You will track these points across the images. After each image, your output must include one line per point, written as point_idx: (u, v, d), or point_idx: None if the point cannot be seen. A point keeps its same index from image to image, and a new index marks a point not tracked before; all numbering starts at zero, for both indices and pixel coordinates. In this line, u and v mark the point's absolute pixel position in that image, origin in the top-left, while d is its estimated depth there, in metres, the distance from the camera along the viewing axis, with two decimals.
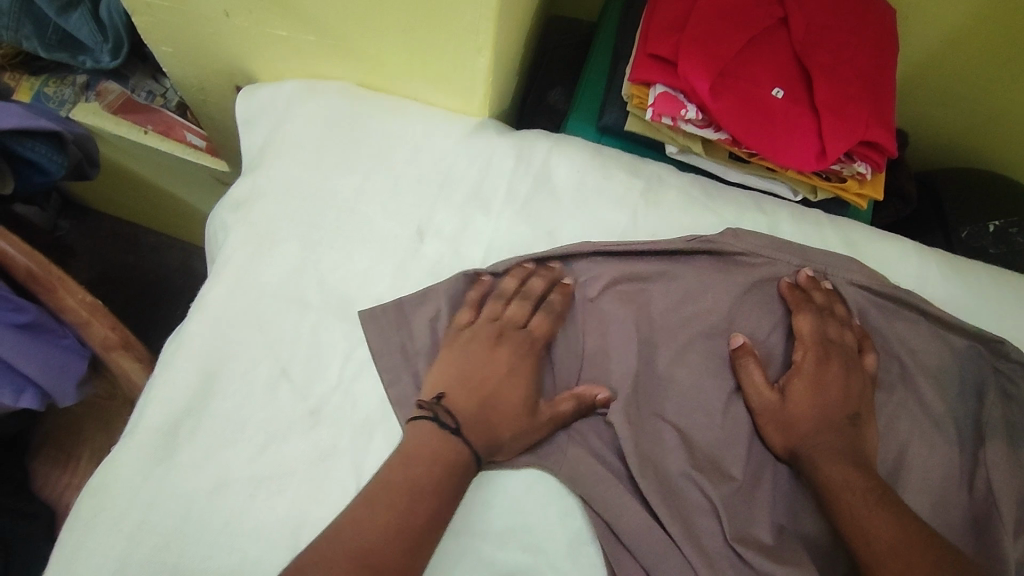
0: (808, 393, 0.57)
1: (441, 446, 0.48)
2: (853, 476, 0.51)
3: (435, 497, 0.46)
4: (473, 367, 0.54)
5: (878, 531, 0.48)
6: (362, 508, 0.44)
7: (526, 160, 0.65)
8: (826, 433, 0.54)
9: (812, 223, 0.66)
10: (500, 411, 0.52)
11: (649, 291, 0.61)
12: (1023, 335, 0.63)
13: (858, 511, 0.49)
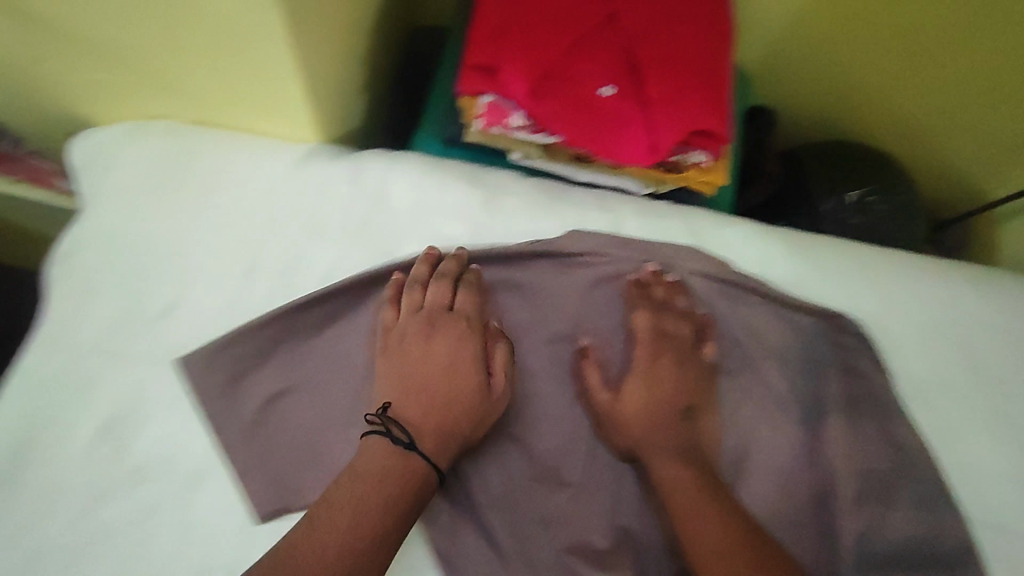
0: (642, 392, 0.57)
1: (378, 490, 0.47)
2: (687, 475, 0.52)
3: (388, 506, 0.46)
4: (405, 363, 0.55)
5: (702, 534, 0.49)
6: (307, 531, 0.45)
7: (361, 182, 0.64)
8: (660, 431, 0.55)
9: (655, 215, 0.67)
10: (448, 402, 0.53)
11: (484, 304, 0.60)
12: (862, 306, 0.65)
13: (685, 512, 0.50)
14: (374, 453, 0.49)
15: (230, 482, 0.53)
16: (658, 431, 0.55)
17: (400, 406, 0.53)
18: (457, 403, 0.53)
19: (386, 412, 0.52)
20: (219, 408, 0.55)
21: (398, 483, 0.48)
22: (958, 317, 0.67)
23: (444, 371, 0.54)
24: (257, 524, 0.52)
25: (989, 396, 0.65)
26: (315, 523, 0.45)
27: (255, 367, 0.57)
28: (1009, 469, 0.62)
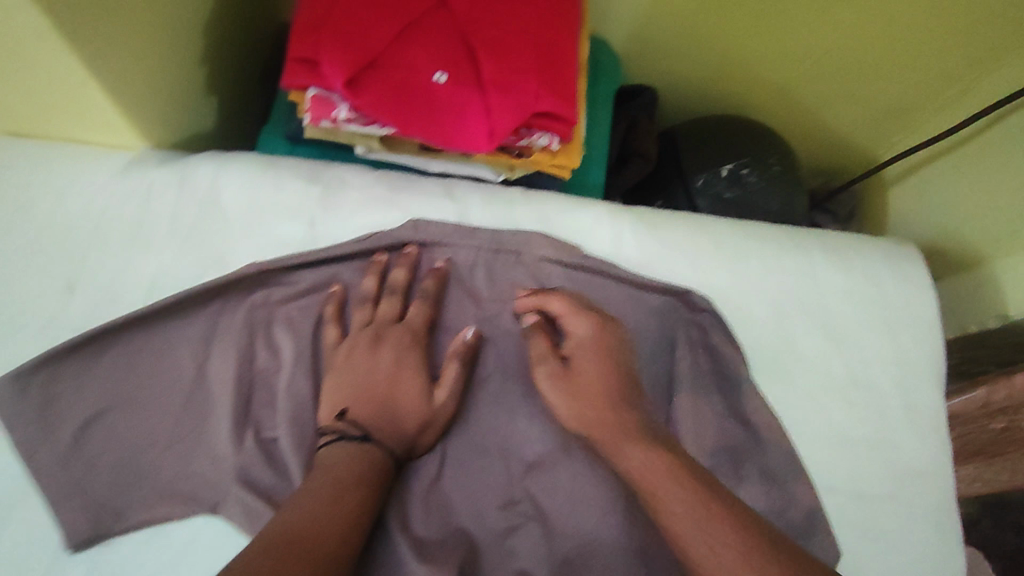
0: (561, 391, 0.56)
1: (335, 507, 0.45)
2: (643, 468, 0.49)
3: (359, 487, 0.47)
4: (361, 373, 0.54)
5: (681, 523, 0.45)
6: (294, 507, 0.44)
7: (189, 186, 0.62)
8: (599, 420, 0.53)
9: (503, 202, 0.66)
10: (412, 401, 0.54)
11: (323, 303, 0.59)
12: (714, 282, 0.66)
13: (667, 496, 0.46)
14: (317, 482, 0.47)
15: (46, 510, 0.51)
16: (604, 413, 0.53)
17: (354, 413, 0.53)
18: (393, 404, 0.54)
19: (344, 419, 0.52)
20: (30, 433, 0.51)
21: (353, 514, 0.45)
22: (816, 285, 0.67)
23: (389, 377, 0.54)
24: (72, 553, 0.50)
25: (844, 362, 0.65)
26: (320, 495, 0.45)
27: (74, 387, 0.53)
28: (861, 432, 0.63)
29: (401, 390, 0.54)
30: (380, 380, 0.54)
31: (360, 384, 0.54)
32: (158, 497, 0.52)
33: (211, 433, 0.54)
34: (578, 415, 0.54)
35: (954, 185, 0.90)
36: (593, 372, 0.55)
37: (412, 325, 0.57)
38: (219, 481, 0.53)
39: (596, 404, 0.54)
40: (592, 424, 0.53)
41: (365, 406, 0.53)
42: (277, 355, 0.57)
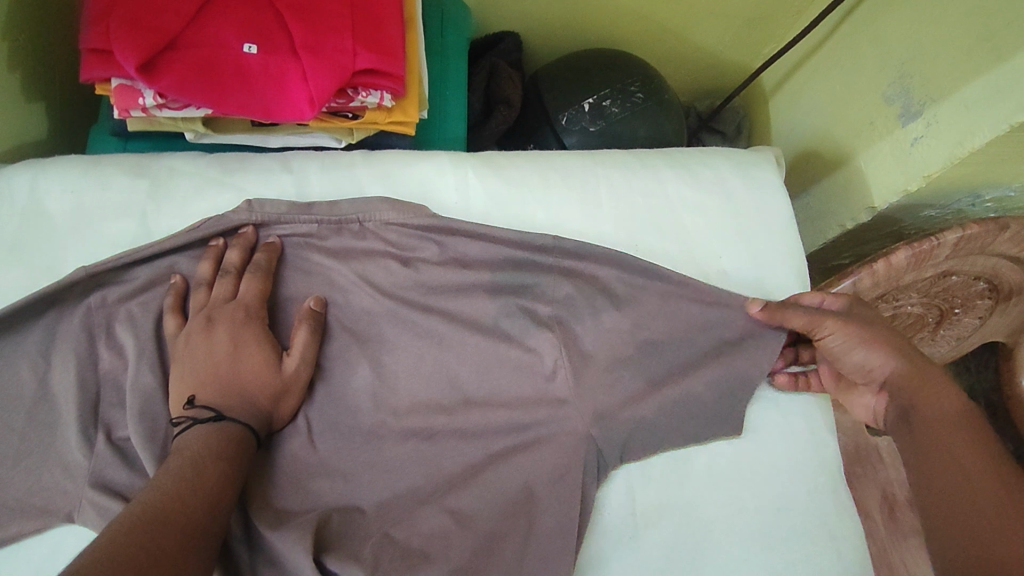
0: (858, 345, 0.58)
1: (195, 479, 0.46)
2: (932, 400, 0.56)
3: (219, 458, 0.48)
4: (201, 356, 0.54)
5: (959, 451, 0.52)
6: (152, 488, 0.44)
7: (7, 197, 0.59)
8: (913, 378, 0.57)
9: (344, 167, 0.65)
10: (257, 374, 0.54)
11: (164, 295, 0.59)
12: (566, 217, 0.66)
13: (941, 428, 0.54)
14: (171, 464, 0.47)
15: None
16: (913, 364, 0.58)
17: (201, 397, 0.52)
18: (239, 379, 0.54)
19: (194, 405, 0.52)
20: None
21: (205, 478, 0.46)
22: (669, 204, 0.68)
23: (229, 355, 0.54)
24: None
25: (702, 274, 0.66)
26: (178, 473, 0.46)
27: None
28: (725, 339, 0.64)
29: (247, 369, 0.54)
30: (224, 361, 0.54)
31: (202, 367, 0.53)
32: (9, 513, 0.51)
33: (57, 443, 0.53)
34: (886, 360, 0.58)
35: (819, 89, 0.91)
36: (883, 327, 0.60)
37: (252, 305, 0.57)
38: (70, 490, 0.52)
39: (891, 351, 0.58)
40: (902, 367, 0.58)
41: (211, 388, 0.53)
42: (118, 357, 0.57)
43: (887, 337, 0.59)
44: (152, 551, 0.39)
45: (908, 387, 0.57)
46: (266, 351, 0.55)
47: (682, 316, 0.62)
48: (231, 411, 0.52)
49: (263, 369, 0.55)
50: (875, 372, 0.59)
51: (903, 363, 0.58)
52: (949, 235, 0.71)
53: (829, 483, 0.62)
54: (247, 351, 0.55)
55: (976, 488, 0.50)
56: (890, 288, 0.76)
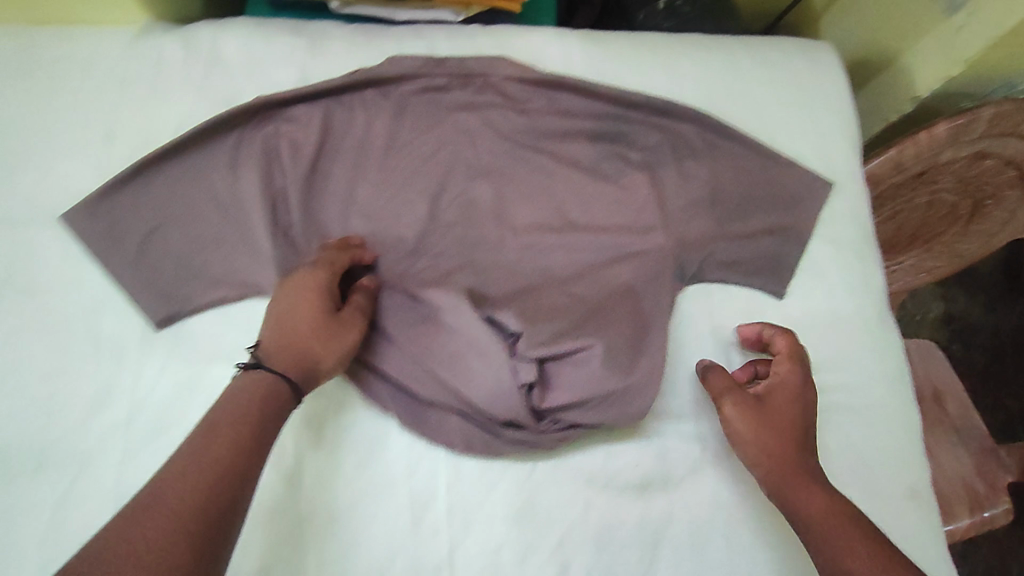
0: (761, 431, 0.60)
1: (225, 442, 0.48)
2: (809, 504, 0.55)
3: (247, 420, 0.50)
4: (282, 308, 0.58)
5: (849, 547, 0.52)
6: (190, 445, 0.48)
7: (195, 47, 0.72)
8: (795, 480, 0.57)
9: (466, 36, 0.76)
10: (320, 340, 0.57)
11: (314, 129, 0.70)
12: (652, 80, 0.77)
13: (820, 528, 0.54)
14: (193, 430, 0.49)
15: (128, 305, 0.64)
16: (788, 467, 0.58)
17: (266, 344, 0.56)
18: (302, 342, 0.56)
19: (258, 351, 0.56)
20: (104, 247, 0.65)
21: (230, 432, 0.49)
22: (741, 78, 0.78)
23: (299, 317, 0.57)
24: (156, 331, 0.64)
25: (769, 134, 0.77)
26: (208, 435, 0.48)
27: (127, 210, 0.66)
28: (791, 186, 0.74)
29: (306, 328, 0.56)
30: (296, 315, 0.57)
31: (277, 321, 0.57)
32: (214, 285, 0.65)
33: (246, 236, 0.66)
34: (761, 454, 0.59)
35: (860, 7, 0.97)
36: (790, 439, 0.59)
37: (326, 287, 0.59)
38: (259, 269, 0.65)
39: (782, 456, 0.59)
40: (779, 471, 0.58)
41: (274, 337, 0.56)
42: (285, 175, 0.68)
43: (763, 439, 0.60)
44: (182, 515, 0.43)
45: (779, 488, 0.58)
46: (324, 317, 0.57)
47: (750, 171, 0.74)
48: (276, 359, 0.55)
49: (314, 334, 0.56)
50: (758, 462, 0.60)
51: (778, 461, 0.58)
52: (985, 110, 0.81)
53: (877, 312, 0.73)
54: (304, 312, 0.57)
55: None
56: (929, 164, 0.87)
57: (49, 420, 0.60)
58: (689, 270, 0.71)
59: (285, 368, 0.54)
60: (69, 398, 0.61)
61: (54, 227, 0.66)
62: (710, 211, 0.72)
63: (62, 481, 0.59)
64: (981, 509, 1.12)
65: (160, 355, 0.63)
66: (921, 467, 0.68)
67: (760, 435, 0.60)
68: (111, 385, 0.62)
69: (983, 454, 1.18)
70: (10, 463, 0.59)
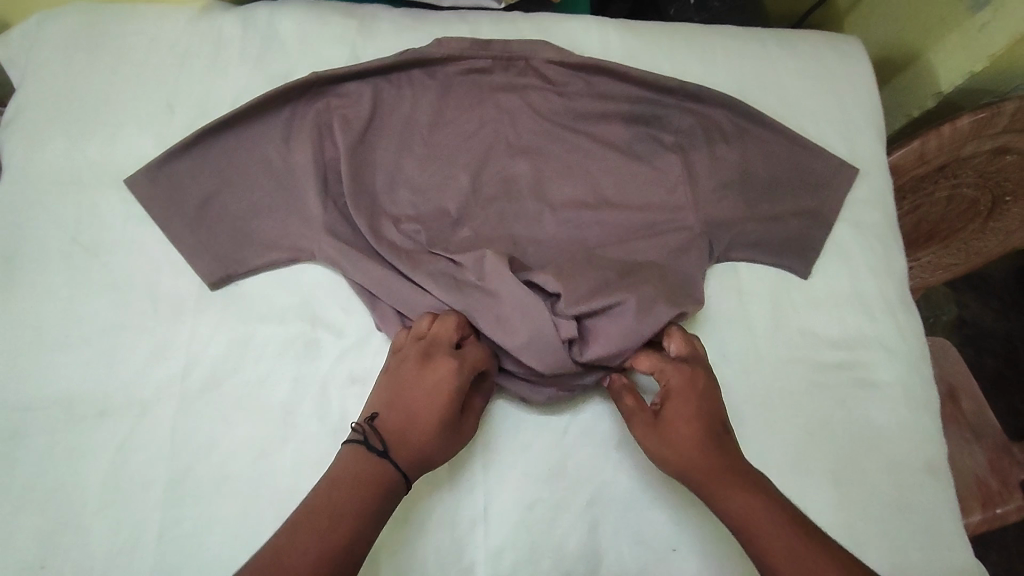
0: (654, 439, 0.58)
1: (354, 489, 0.53)
2: (728, 496, 0.54)
3: (374, 470, 0.54)
4: (406, 388, 0.59)
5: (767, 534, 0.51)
6: (326, 485, 0.53)
7: (253, 27, 0.76)
8: (712, 473, 0.55)
9: (509, 22, 0.80)
10: (439, 428, 0.57)
11: (367, 104, 0.73)
12: (685, 69, 0.80)
13: (733, 508, 0.54)
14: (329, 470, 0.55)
15: (186, 265, 0.67)
16: (706, 463, 0.56)
17: (384, 420, 0.58)
18: (424, 423, 0.57)
19: (372, 424, 0.58)
20: (164, 210, 0.68)
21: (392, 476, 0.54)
22: (771, 68, 0.82)
23: (426, 399, 0.58)
24: (212, 291, 0.67)
25: (797, 122, 0.80)
26: (335, 481, 0.53)
27: (185, 176, 0.69)
28: (817, 171, 0.77)
29: (422, 421, 0.57)
30: (415, 410, 0.57)
31: (399, 403, 0.58)
32: (267, 249, 0.68)
33: (297, 203, 0.69)
34: (684, 462, 0.56)
35: (890, 6, 1.01)
36: (699, 432, 0.57)
37: (456, 379, 0.58)
38: (309, 235, 0.68)
39: (695, 451, 0.56)
40: (696, 469, 0.56)
41: (397, 416, 0.57)
42: (335, 148, 0.72)
43: (683, 450, 0.56)
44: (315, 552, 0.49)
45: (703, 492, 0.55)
46: (450, 405, 0.58)
47: (779, 156, 0.76)
48: (396, 455, 0.55)
49: (438, 421, 0.57)
50: (683, 474, 0.57)
51: (703, 468, 0.55)
52: (1007, 105, 0.84)
53: (899, 295, 0.75)
54: (430, 391, 0.58)
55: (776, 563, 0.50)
56: (951, 157, 0.89)
57: (107, 370, 0.63)
58: (721, 249, 0.73)
59: (402, 464, 0.55)
60: (127, 350, 0.64)
61: (118, 190, 0.69)
62: (740, 193, 0.75)
63: (120, 429, 0.61)
64: (995, 506, 1.12)
65: (215, 313, 0.66)
66: (941, 443, 0.70)
67: (673, 450, 0.57)
68: (167, 340, 0.64)
69: (997, 450, 1.18)
70: (70, 409, 0.61)
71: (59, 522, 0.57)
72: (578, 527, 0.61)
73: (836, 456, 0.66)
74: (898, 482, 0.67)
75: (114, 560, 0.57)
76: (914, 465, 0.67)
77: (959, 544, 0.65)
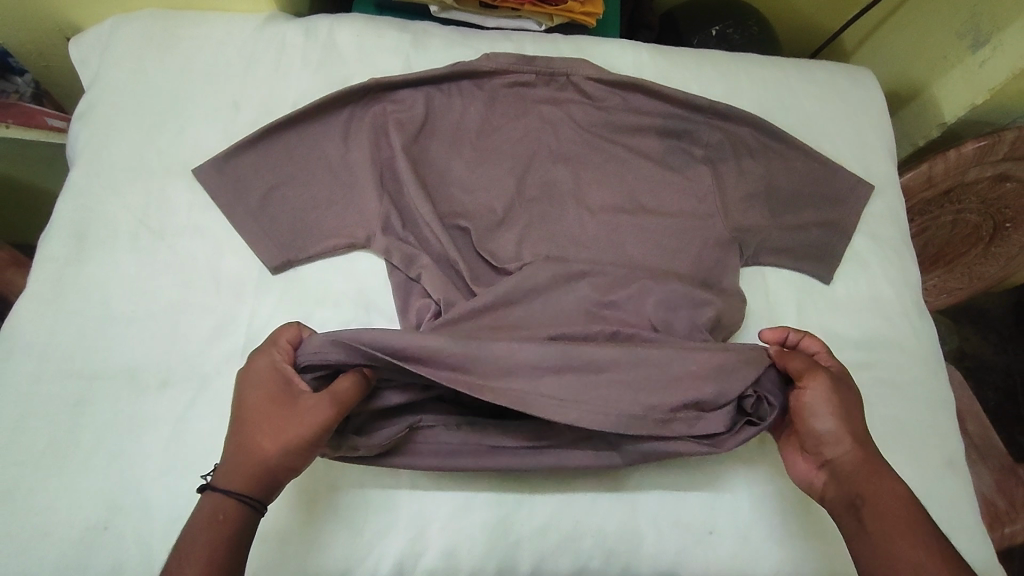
0: (838, 423, 0.58)
1: (225, 527, 0.51)
2: (885, 508, 0.54)
3: (242, 519, 0.52)
4: (245, 403, 0.55)
5: (907, 516, 0.54)
6: (200, 521, 0.51)
7: (314, 35, 0.82)
8: (869, 466, 0.56)
9: (550, 42, 0.86)
10: (290, 427, 0.54)
11: (421, 110, 0.78)
12: (711, 89, 0.86)
13: (881, 500, 0.55)
14: (198, 513, 0.52)
15: (246, 250, 0.71)
16: (866, 457, 0.57)
17: (231, 454, 0.54)
18: (278, 425, 0.54)
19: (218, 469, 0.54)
20: (228, 199, 0.72)
21: (237, 506, 0.52)
22: (792, 93, 0.88)
23: (273, 401, 0.55)
24: (272, 276, 0.70)
25: (815, 140, 0.85)
26: (205, 522, 0.51)
27: (249, 169, 0.73)
28: (837, 184, 0.82)
29: (256, 438, 0.54)
30: (248, 420, 0.55)
31: (249, 416, 0.55)
32: (322, 237, 0.71)
33: (353, 196, 0.73)
34: (841, 446, 0.58)
35: (895, 45, 1.09)
36: (862, 421, 0.59)
37: (274, 380, 0.56)
38: (363, 225, 0.72)
39: (858, 437, 0.58)
40: (850, 458, 0.57)
41: (233, 448, 0.54)
42: (390, 146, 0.76)
43: (847, 424, 0.58)
44: None
45: (852, 467, 0.57)
46: (277, 401, 0.55)
47: (800, 171, 0.82)
48: (233, 475, 0.53)
49: (279, 425, 0.54)
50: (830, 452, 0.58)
51: (853, 439, 0.57)
52: (1008, 134, 0.90)
53: (914, 302, 0.79)
54: (256, 398, 0.55)
55: (896, 551, 0.52)
56: (956, 182, 0.96)
57: (171, 346, 0.66)
58: (748, 255, 0.77)
59: (242, 490, 0.53)
60: (189, 328, 0.66)
61: (185, 178, 0.73)
62: (765, 203, 0.80)
63: (183, 399, 0.64)
64: (1002, 526, 1.15)
65: (273, 293, 0.69)
66: (959, 443, 0.73)
67: (841, 421, 0.58)
68: (229, 319, 0.67)
69: (1003, 472, 1.21)
70: (136, 380, 0.64)
71: (122, 487, 0.60)
72: (618, 507, 0.64)
73: None
74: (918, 474, 0.70)
75: (175, 524, 0.59)
76: (935, 460, 0.71)
77: (978, 535, 0.68)
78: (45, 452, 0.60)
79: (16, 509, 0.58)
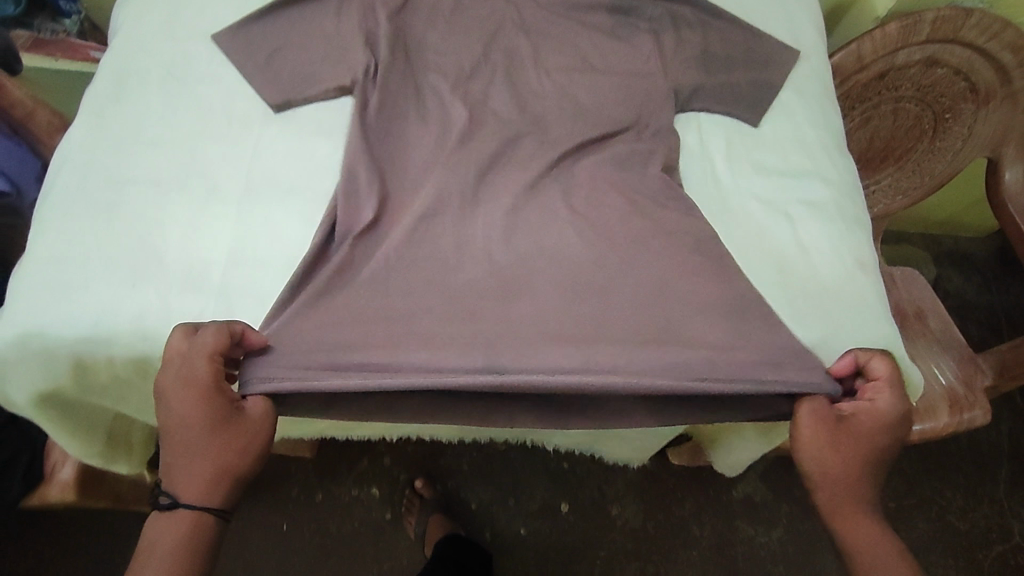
0: (832, 454, 0.66)
1: (195, 526, 0.62)
2: (854, 523, 0.67)
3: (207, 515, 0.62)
4: (178, 433, 0.62)
5: (872, 538, 0.66)
6: (177, 516, 0.62)
7: None
8: (853, 486, 0.67)
9: None
10: (228, 452, 0.62)
11: None
12: None
13: (854, 524, 0.67)
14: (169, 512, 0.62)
15: (253, 94, 0.85)
16: (849, 483, 0.66)
17: (181, 472, 0.62)
18: (217, 453, 0.62)
19: (170, 486, 0.62)
20: (239, 56, 0.86)
21: (204, 511, 0.62)
22: None
23: (208, 430, 0.62)
24: (274, 113, 0.84)
25: (749, 17, 0.97)
26: (180, 518, 0.62)
27: (258, 34, 0.88)
28: (767, 51, 0.94)
29: (199, 461, 0.62)
30: (189, 448, 0.62)
31: (185, 444, 0.62)
32: (317, 83, 0.85)
33: (343, 54, 0.87)
34: (830, 472, 0.66)
35: None
36: (857, 456, 0.66)
37: (202, 412, 0.61)
38: (350, 75, 0.85)
39: (845, 466, 0.66)
40: (836, 482, 0.67)
41: (179, 470, 0.62)
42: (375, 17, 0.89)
43: (840, 460, 0.66)
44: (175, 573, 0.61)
45: (830, 497, 0.67)
46: (210, 432, 0.62)
47: (733, 39, 0.94)
48: (188, 493, 0.62)
49: (218, 452, 0.62)
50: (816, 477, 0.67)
51: (840, 481, 0.66)
52: (926, 13, 1.01)
53: (835, 145, 0.90)
54: (190, 430, 0.61)
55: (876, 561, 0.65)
56: (886, 64, 1.07)
57: (189, 165, 0.79)
58: (684, 103, 0.89)
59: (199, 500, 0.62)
60: (205, 150, 0.80)
61: (204, 42, 0.88)
62: (701, 63, 0.91)
63: (198, 201, 0.77)
64: (962, 410, 1.22)
65: (275, 126, 0.83)
66: (872, 253, 0.84)
67: (835, 459, 0.66)
68: (238, 145, 0.81)
69: (963, 360, 1.30)
70: (161, 187, 0.77)
71: (149, 261, 0.73)
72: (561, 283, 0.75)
73: (782, 253, 0.80)
74: (832, 271, 0.80)
75: (189, 284, 0.72)
76: (847, 261, 0.81)
77: (884, 318, 0.78)
78: (89, 233, 0.74)
79: (67, 272, 0.71)
